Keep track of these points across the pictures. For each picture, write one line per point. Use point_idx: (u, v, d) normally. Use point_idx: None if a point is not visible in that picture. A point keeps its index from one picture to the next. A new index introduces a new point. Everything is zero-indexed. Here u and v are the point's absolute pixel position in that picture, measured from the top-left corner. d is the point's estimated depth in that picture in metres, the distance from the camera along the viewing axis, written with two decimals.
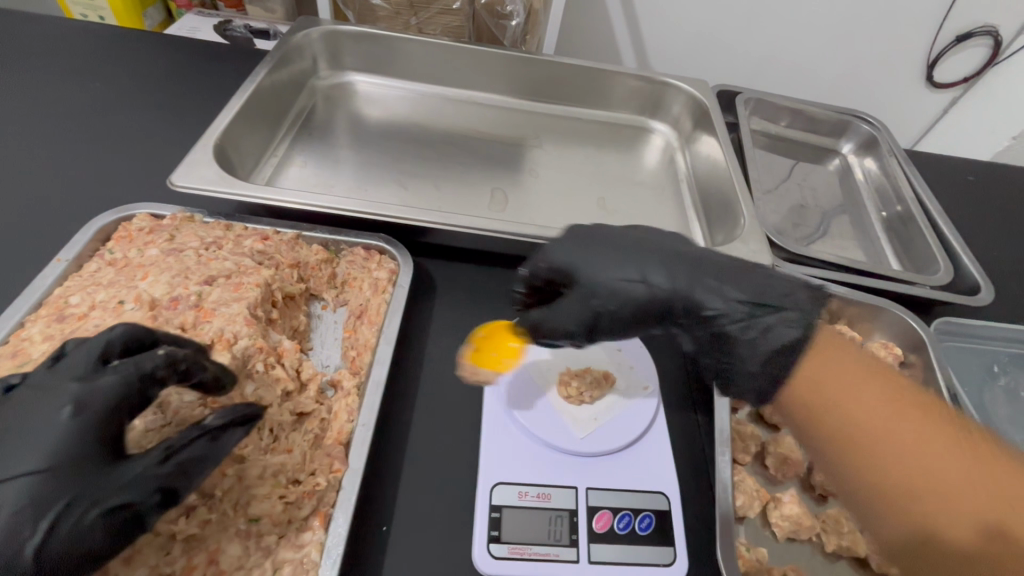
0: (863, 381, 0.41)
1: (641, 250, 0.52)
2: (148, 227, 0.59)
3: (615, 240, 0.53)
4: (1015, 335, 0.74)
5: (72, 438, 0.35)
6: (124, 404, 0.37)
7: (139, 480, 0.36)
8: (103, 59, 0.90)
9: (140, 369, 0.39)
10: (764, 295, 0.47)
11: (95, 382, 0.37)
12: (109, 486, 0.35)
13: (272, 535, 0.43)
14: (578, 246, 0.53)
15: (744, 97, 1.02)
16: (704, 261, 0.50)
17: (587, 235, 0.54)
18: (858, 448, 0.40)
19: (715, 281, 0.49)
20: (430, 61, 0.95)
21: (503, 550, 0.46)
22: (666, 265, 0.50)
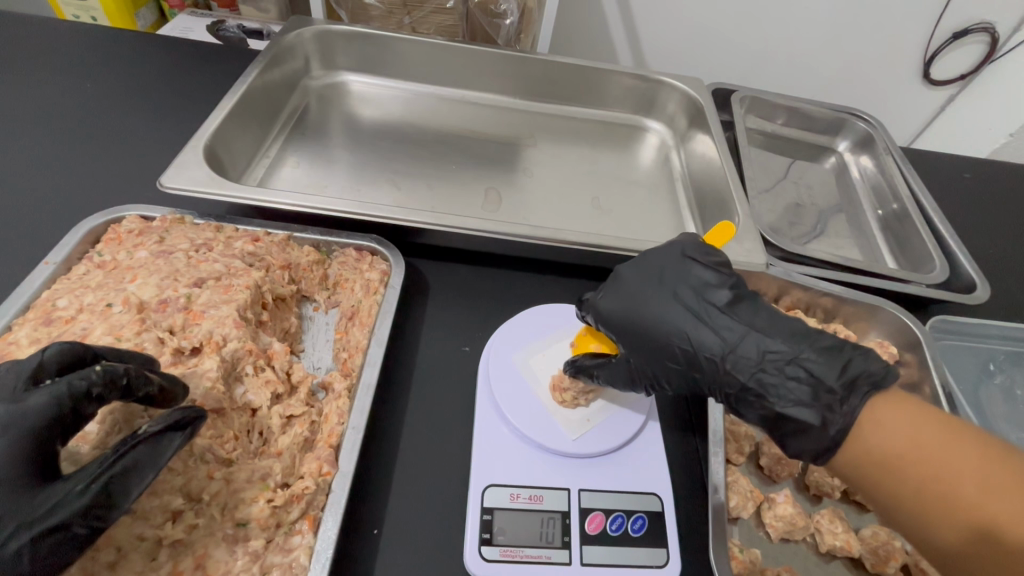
0: (913, 413, 0.39)
1: (684, 316, 0.46)
2: (137, 229, 0.58)
3: (660, 294, 0.47)
4: (1009, 332, 0.74)
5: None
6: (55, 421, 0.36)
7: (69, 499, 0.35)
8: (96, 60, 0.90)
9: (72, 388, 0.37)
10: (803, 400, 0.41)
11: (24, 402, 0.36)
12: (34, 510, 0.34)
13: (259, 540, 0.42)
14: (618, 303, 0.49)
15: (739, 96, 1.02)
16: (753, 337, 0.43)
17: (633, 283, 0.49)
18: (913, 483, 0.37)
19: (746, 376, 0.43)
20: (424, 61, 0.95)
21: (494, 553, 0.46)
22: (705, 338, 0.45)
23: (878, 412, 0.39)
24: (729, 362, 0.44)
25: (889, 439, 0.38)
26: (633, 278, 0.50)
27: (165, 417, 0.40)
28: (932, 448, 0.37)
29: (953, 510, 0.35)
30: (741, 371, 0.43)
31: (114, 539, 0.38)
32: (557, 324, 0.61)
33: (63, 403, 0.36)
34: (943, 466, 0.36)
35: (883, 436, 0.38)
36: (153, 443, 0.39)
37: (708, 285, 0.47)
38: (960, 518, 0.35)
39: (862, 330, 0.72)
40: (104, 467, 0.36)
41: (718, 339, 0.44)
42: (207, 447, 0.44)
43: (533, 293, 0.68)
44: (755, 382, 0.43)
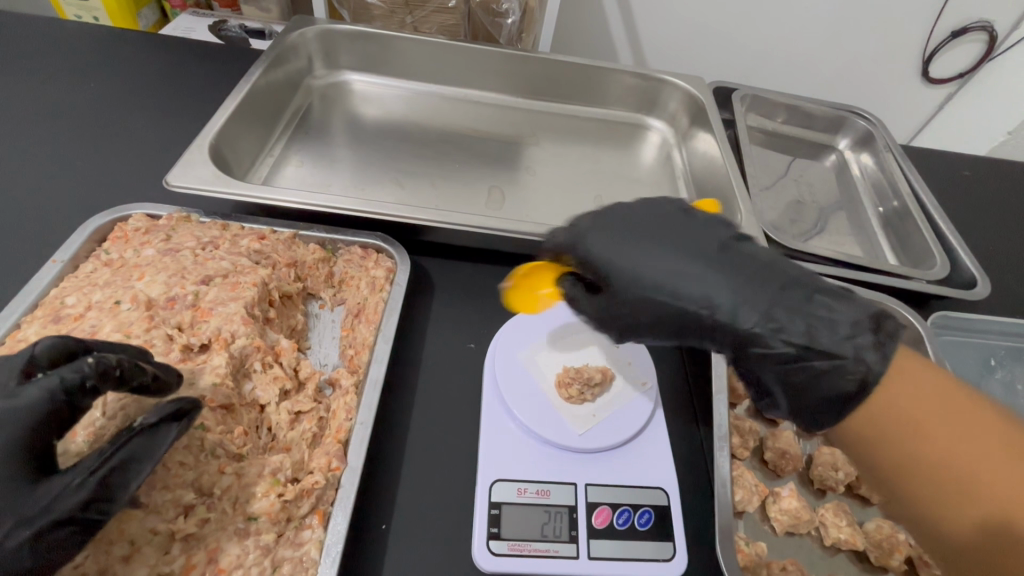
0: (942, 397, 0.37)
1: (692, 253, 0.43)
2: (143, 228, 0.59)
3: (660, 230, 0.45)
4: (1009, 328, 0.75)
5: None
6: (50, 416, 0.36)
7: (66, 494, 0.35)
8: (99, 60, 0.90)
9: (64, 381, 0.37)
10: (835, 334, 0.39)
11: (18, 398, 0.36)
12: (31, 507, 0.34)
13: (270, 534, 0.42)
14: (619, 237, 0.46)
15: (740, 94, 1.02)
16: (763, 270, 0.42)
17: (626, 220, 0.47)
18: (932, 471, 0.37)
19: (767, 309, 0.40)
20: (426, 60, 0.95)
21: (503, 547, 0.46)
22: (716, 270, 0.42)
23: (901, 392, 0.38)
24: (745, 296, 0.41)
25: (911, 425, 0.37)
26: (626, 215, 0.47)
27: (159, 408, 0.40)
28: (955, 439, 0.36)
29: (970, 501, 0.36)
30: (759, 305, 0.40)
31: (126, 531, 0.39)
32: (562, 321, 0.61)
33: (57, 397, 0.37)
34: (965, 457, 0.36)
35: (903, 419, 0.38)
36: (149, 434, 0.39)
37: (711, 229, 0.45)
38: (974, 509, 0.35)
39: None
40: (100, 460, 0.36)
41: (727, 273, 0.42)
42: (219, 442, 0.44)
43: None
44: (780, 314, 0.40)
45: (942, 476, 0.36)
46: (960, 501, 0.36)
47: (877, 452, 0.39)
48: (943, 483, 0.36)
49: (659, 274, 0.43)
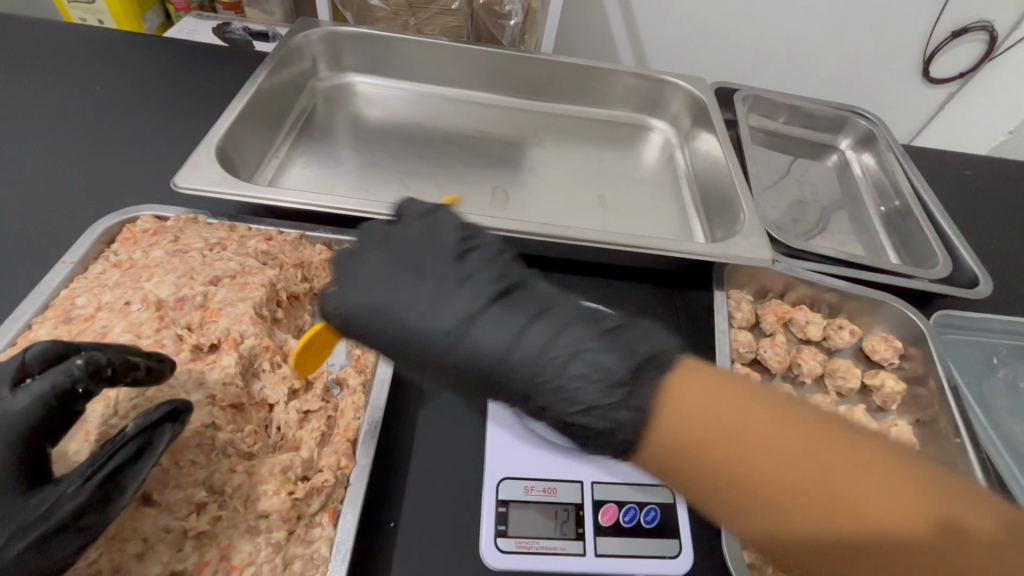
0: (727, 395, 0.37)
1: (459, 295, 0.42)
2: (151, 229, 0.59)
3: (442, 272, 0.44)
4: (1011, 327, 0.75)
5: None
6: (43, 421, 0.36)
7: (64, 500, 0.35)
8: (106, 63, 0.91)
9: (55, 385, 0.36)
10: (599, 384, 0.39)
11: (8, 404, 0.35)
12: (28, 516, 0.34)
13: (281, 531, 0.42)
14: (407, 286, 0.43)
15: (742, 95, 1.03)
16: (548, 312, 0.42)
17: (411, 264, 0.45)
18: (760, 487, 0.34)
19: (536, 360, 0.40)
20: (429, 61, 0.96)
21: (509, 544, 0.47)
22: (501, 317, 0.42)
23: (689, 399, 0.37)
24: (529, 345, 0.40)
25: (717, 432, 0.35)
26: (409, 259, 0.45)
27: (153, 411, 0.40)
28: (766, 441, 0.35)
29: (808, 509, 0.33)
30: (543, 352, 0.40)
31: (139, 529, 0.39)
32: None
33: (48, 402, 0.36)
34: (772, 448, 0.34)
35: (713, 432, 0.35)
36: (145, 438, 0.39)
37: (481, 267, 0.44)
38: (823, 516, 0.33)
39: (866, 325, 0.73)
40: (96, 466, 0.36)
41: (505, 317, 0.41)
42: (229, 441, 0.44)
43: None
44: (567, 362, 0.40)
45: (775, 492, 0.34)
46: (800, 513, 0.33)
47: (701, 480, 0.36)
48: (777, 500, 0.34)
49: (423, 318, 0.42)
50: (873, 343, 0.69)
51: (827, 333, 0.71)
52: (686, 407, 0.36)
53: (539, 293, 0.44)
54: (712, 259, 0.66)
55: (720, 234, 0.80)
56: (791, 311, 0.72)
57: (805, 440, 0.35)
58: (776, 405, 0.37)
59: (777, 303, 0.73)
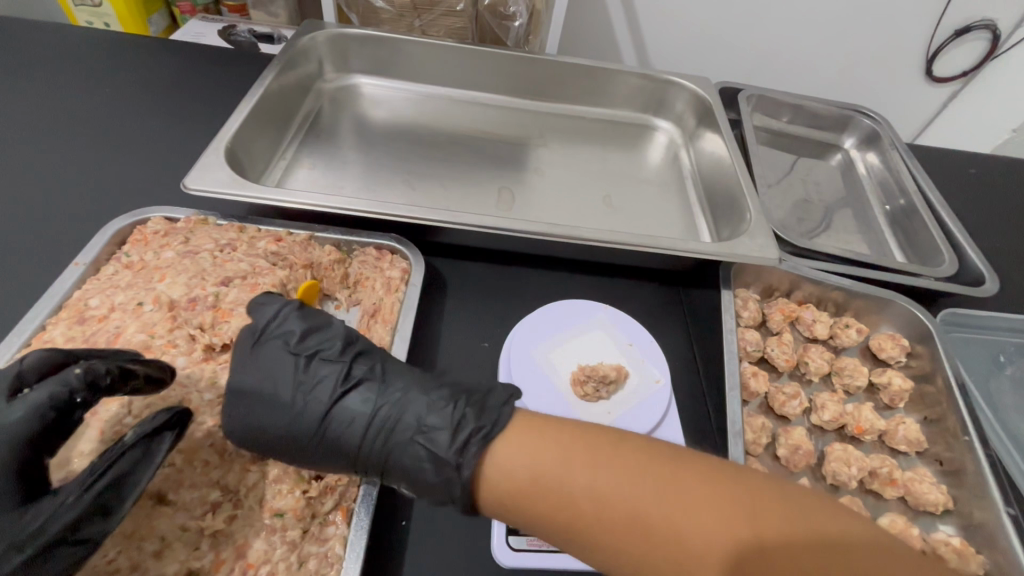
0: (546, 436, 0.39)
1: (315, 398, 0.43)
2: (162, 230, 0.60)
3: (292, 373, 0.44)
4: (1018, 325, 0.75)
5: None
6: (40, 433, 0.36)
7: (60, 513, 0.35)
8: (113, 66, 0.91)
9: (52, 396, 0.36)
10: (440, 460, 0.40)
11: (4, 415, 0.35)
12: (22, 530, 0.34)
13: (296, 530, 0.43)
14: (268, 396, 0.44)
15: (746, 94, 1.03)
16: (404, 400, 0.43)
17: (264, 373, 0.44)
18: (596, 533, 0.36)
19: (391, 446, 0.42)
20: (434, 62, 0.96)
21: (521, 542, 0.47)
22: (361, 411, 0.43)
23: (513, 459, 0.39)
24: (378, 430, 0.42)
25: (533, 474, 0.37)
26: (262, 365, 0.45)
27: (152, 419, 0.40)
28: (590, 490, 0.36)
29: (643, 547, 0.35)
30: (392, 437, 0.42)
31: (155, 528, 0.39)
32: (559, 331, 0.63)
33: (44, 413, 0.36)
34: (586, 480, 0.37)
35: (541, 489, 0.37)
36: (144, 446, 0.39)
37: (327, 358, 0.45)
38: (646, 543, 0.35)
39: (872, 324, 0.73)
40: (93, 476, 0.36)
41: (358, 410, 0.43)
42: (242, 441, 0.45)
43: (550, 289, 0.68)
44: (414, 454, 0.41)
45: (593, 521, 0.36)
46: (638, 553, 0.35)
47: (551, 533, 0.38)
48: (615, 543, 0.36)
49: (285, 428, 0.42)
50: (880, 342, 0.69)
51: (834, 332, 0.71)
52: (501, 466, 0.39)
53: (392, 372, 0.45)
54: (720, 258, 0.66)
55: (726, 233, 0.80)
56: (798, 310, 0.72)
57: (624, 476, 0.37)
58: (595, 444, 0.39)
59: (783, 302, 0.73)
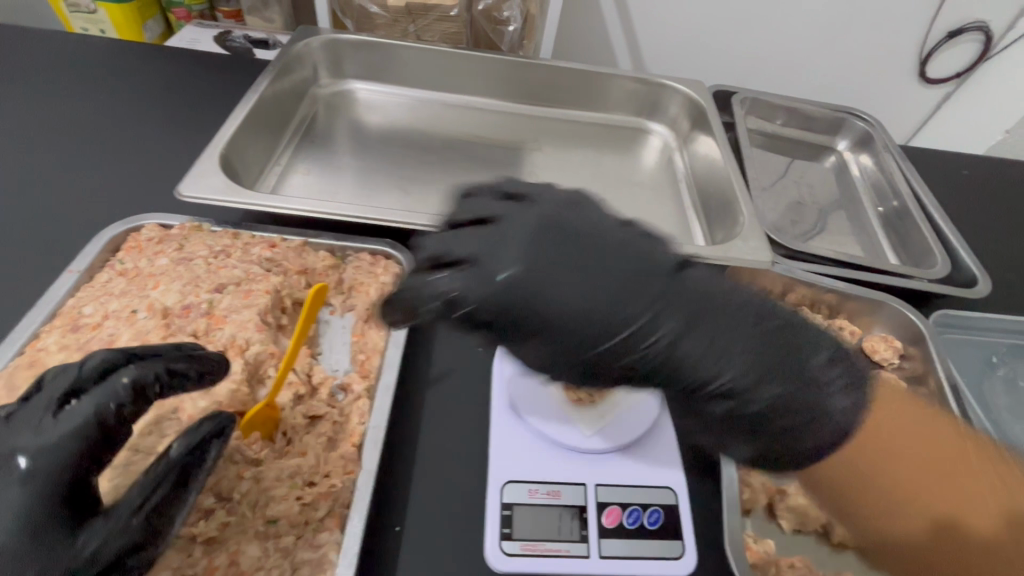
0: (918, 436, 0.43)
1: (604, 293, 0.43)
2: (157, 238, 0.60)
3: (564, 257, 0.43)
4: (1009, 326, 0.76)
5: (36, 497, 0.33)
6: (87, 449, 0.35)
7: (119, 535, 0.35)
8: (109, 73, 0.92)
9: (98, 408, 0.36)
10: (772, 380, 0.43)
11: (51, 431, 0.35)
12: (79, 555, 0.34)
13: (290, 536, 0.43)
14: (562, 300, 0.42)
15: (739, 97, 1.03)
16: (700, 326, 0.44)
17: (539, 256, 0.43)
18: (900, 478, 0.43)
19: (708, 354, 0.43)
20: (430, 67, 0.97)
21: (514, 547, 0.47)
22: (673, 318, 0.43)
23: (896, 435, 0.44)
24: (679, 340, 0.43)
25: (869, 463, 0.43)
26: (520, 247, 0.43)
27: (190, 436, 0.42)
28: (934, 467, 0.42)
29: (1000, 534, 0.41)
30: (709, 349, 0.43)
31: None
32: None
33: (89, 428, 0.35)
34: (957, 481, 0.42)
35: (902, 457, 0.43)
36: (188, 463, 0.40)
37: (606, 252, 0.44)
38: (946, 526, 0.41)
39: (866, 325, 0.73)
40: (144, 495, 0.37)
41: (664, 319, 0.43)
42: (236, 448, 0.46)
43: None
44: (736, 364, 0.43)
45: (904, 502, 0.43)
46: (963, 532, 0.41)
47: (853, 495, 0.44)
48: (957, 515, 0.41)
49: (577, 315, 0.42)
50: (874, 344, 0.70)
51: None
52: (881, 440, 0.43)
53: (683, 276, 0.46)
54: (713, 261, 0.66)
55: (718, 236, 0.81)
56: None
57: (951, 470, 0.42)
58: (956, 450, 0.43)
59: None
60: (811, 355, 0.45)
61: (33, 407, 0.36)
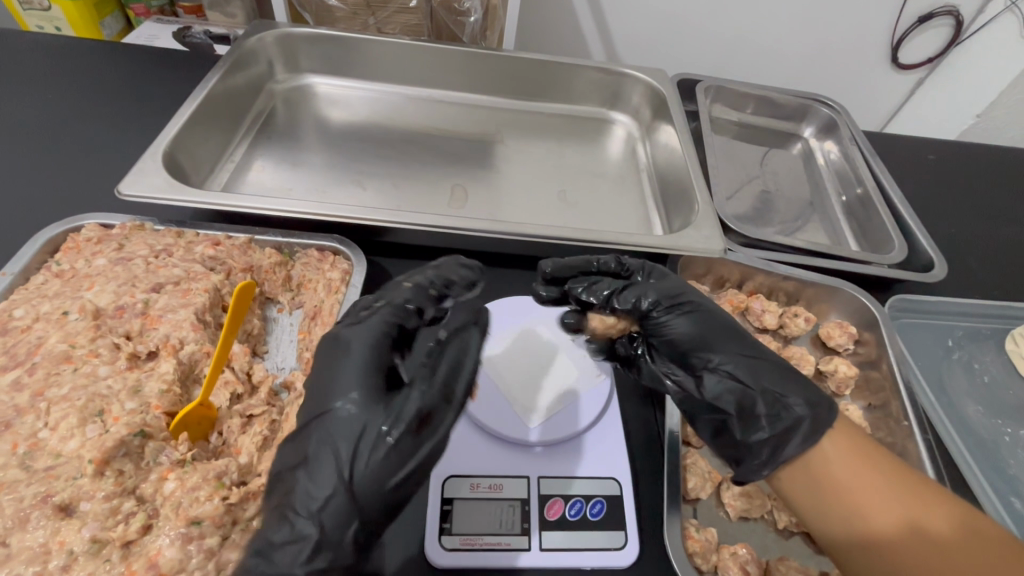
0: (853, 460, 0.46)
1: (684, 307, 0.53)
2: (96, 237, 0.58)
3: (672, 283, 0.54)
4: (963, 309, 0.76)
5: (359, 369, 0.42)
6: (389, 341, 0.45)
7: (421, 400, 0.41)
8: (58, 70, 0.89)
9: (396, 320, 0.46)
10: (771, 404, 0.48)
11: (363, 329, 0.45)
12: (394, 416, 0.41)
13: (214, 537, 0.41)
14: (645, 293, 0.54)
15: (704, 86, 1.03)
16: (743, 355, 0.50)
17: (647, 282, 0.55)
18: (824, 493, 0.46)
19: (738, 374, 0.49)
20: (390, 60, 0.95)
21: (454, 542, 0.47)
22: (721, 335, 0.51)
23: (845, 468, 0.46)
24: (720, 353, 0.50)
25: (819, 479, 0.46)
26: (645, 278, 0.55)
27: (450, 325, 0.46)
28: (903, 505, 0.44)
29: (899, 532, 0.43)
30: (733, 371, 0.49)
31: (65, 542, 0.38)
32: (495, 329, 0.61)
33: (392, 331, 0.45)
34: (878, 494, 0.44)
35: (832, 479, 0.46)
36: (459, 341, 0.46)
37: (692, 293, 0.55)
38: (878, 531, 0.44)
39: (823, 312, 0.73)
40: (432, 375, 0.43)
41: (711, 339, 0.51)
42: (161, 449, 0.44)
43: (499, 287, 0.68)
44: (747, 381, 0.49)
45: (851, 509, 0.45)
46: (883, 542, 0.43)
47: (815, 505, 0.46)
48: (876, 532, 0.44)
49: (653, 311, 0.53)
50: (829, 330, 0.70)
51: (783, 322, 0.72)
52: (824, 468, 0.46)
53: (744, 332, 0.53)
54: (664, 250, 0.66)
55: (677, 224, 0.80)
56: (747, 300, 0.72)
57: (879, 484, 0.45)
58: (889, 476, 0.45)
59: (733, 293, 0.73)
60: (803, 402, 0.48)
61: (373, 300, 0.48)
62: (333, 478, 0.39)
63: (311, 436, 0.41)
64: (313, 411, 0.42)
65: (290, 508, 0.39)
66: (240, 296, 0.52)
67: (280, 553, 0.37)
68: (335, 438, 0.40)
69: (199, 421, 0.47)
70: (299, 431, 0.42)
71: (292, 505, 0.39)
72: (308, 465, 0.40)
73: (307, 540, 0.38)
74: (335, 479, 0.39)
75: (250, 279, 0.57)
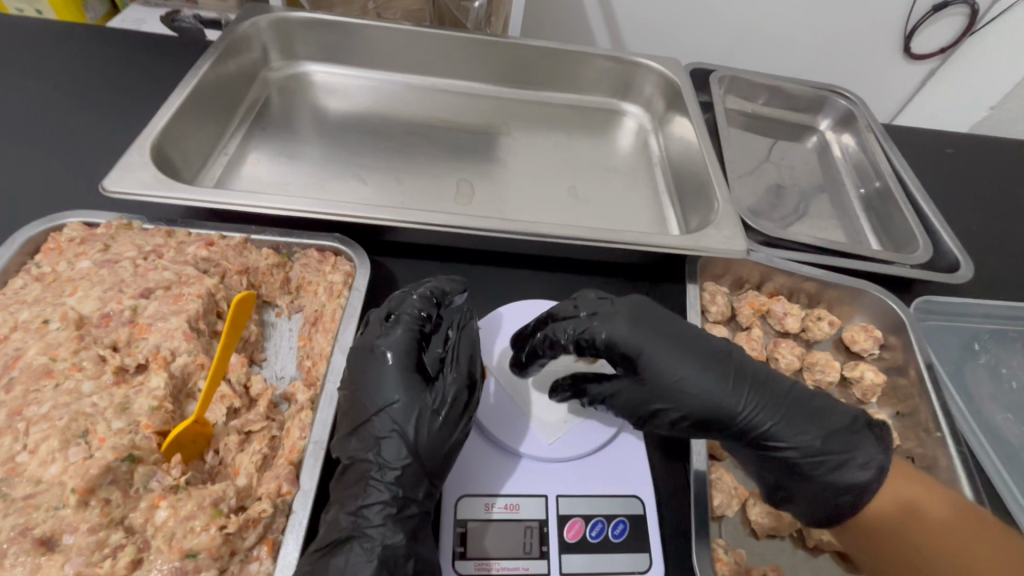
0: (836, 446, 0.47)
1: (703, 372, 0.48)
2: (79, 237, 0.54)
3: (678, 341, 0.49)
4: (988, 310, 0.74)
5: (400, 366, 0.46)
6: (416, 342, 0.48)
7: (458, 382, 0.47)
8: (39, 56, 0.84)
9: (417, 322, 0.49)
10: (830, 464, 0.46)
11: (391, 335, 0.48)
12: (440, 400, 0.46)
13: (211, 571, 0.38)
14: (643, 364, 0.49)
15: (718, 75, 0.99)
16: (785, 409, 0.47)
17: (649, 346, 0.49)
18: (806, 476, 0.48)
19: (786, 435, 0.47)
20: (391, 47, 0.91)
21: (468, 567, 0.44)
22: (754, 393, 0.47)
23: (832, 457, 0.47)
24: (760, 416, 0.47)
25: None
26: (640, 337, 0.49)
27: (464, 319, 0.51)
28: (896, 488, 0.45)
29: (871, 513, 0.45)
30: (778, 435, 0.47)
31: None
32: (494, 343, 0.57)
33: (415, 330, 0.49)
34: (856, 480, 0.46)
35: None
36: (469, 330, 0.50)
37: (704, 345, 0.50)
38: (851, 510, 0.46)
39: (847, 314, 0.70)
40: (459, 361, 0.48)
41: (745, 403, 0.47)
42: (151, 474, 0.40)
43: (510, 290, 0.65)
44: (795, 445, 0.47)
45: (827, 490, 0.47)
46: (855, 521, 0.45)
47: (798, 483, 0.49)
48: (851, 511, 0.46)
49: (675, 384, 0.48)
50: (853, 334, 0.67)
51: (806, 325, 0.69)
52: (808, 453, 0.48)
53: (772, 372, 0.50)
54: (684, 252, 0.62)
55: (694, 223, 0.77)
56: (768, 302, 0.69)
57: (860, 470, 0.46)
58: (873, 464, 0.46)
59: (753, 294, 0.70)
60: (861, 457, 0.46)
61: (390, 304, 0.51)
62: (401, 459, 0.43)
63: (381, 425, 0.45)
64: (375, 408, 0.45)
65: (370, 477, 0.43)
66: (238, 307, 0.48)
67: (371, 513, 0.42)
68: (396, 424, 0.44)
69: (190, 438, 0.43)
70: (359, 424, 0.45)
71: (373, 476, 0.43)
72: (379, 446, 0.44)
73: (390, 501, 0.42)
74: (403, 459, 0.43)
75: (246, 284, 0.54)
